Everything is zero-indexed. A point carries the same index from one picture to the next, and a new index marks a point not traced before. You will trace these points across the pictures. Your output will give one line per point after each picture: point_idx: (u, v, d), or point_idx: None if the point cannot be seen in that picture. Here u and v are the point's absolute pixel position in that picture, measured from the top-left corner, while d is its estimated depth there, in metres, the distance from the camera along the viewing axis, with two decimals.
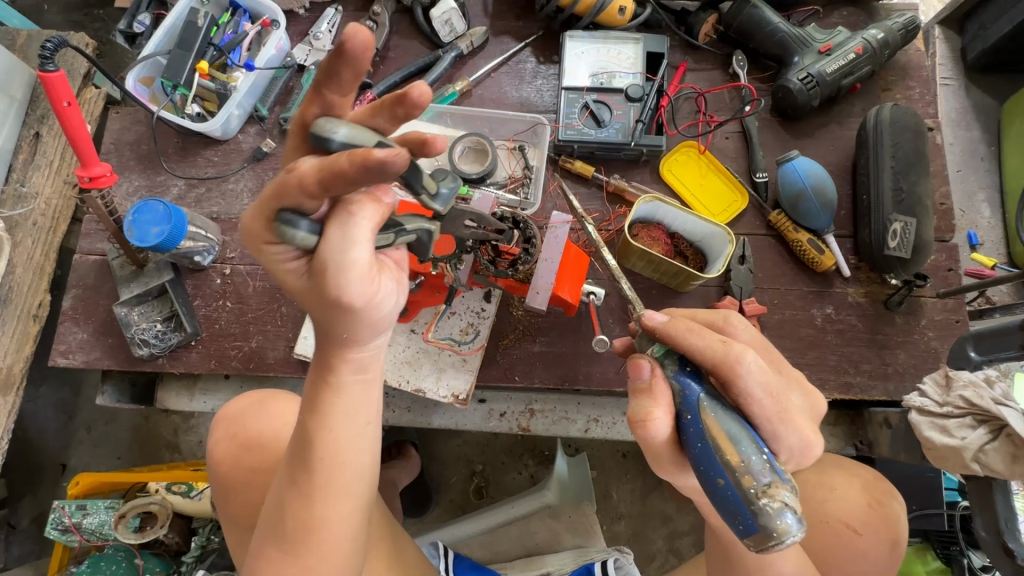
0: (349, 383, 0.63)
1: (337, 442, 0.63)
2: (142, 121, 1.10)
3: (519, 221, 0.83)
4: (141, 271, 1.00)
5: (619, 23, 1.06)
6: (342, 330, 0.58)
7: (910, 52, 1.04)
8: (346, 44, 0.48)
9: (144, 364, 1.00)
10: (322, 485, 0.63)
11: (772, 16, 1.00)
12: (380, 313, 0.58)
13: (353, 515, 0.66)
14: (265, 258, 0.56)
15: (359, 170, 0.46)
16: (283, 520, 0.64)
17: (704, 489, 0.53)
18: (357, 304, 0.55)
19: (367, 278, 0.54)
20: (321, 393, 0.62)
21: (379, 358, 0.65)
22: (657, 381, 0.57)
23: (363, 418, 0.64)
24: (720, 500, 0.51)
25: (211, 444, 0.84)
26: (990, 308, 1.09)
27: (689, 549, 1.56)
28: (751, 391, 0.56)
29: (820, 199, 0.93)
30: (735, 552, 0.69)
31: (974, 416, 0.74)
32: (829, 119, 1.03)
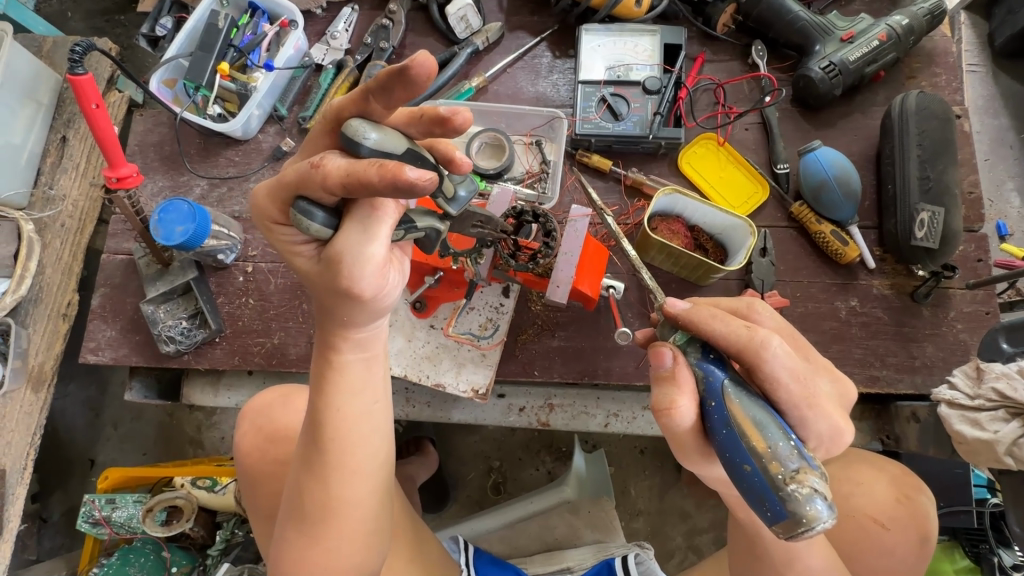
0: (353, 362, 0.64)
1: (347, 421, 0.63)
2: (165, 122, 1.13)
3: (538, 216, 0.81)
4: (167, 269, 1.02)
5: (635, 15, 1.05)
6: (348, 317, 0.60)
7: (936, 38, 1.02)
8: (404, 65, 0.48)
9: (170, 361, 1.02)
10: (334, 465, 0.64)
11: (792, 5, 0.99)
12: (385, 303, 0.60)
13: (371, 497, 0.66)
14: (279, 239, 0.59)
15: (386, 185, 0.47)
16: (303, 504, 0.65)
17: (730, 476, 0.53)
18: (366, 296, 0.57)
19: (377, 273, 0.55)
20: (327, 373, 0.63)
21: (380, 337, 0.65)
22: (681, 368, 0.56)
23: (369, 399, 0.65)
24: (748, 487, 0.51)
25: (236, 439, 0.85)
26: (1022, 300, 1.06)
27: (708, 546, 1.55)
28: (777, 375, 0.55)
29: (843, 189, 0.91)
30: (760, 546, 0.67)
31: (1007, 409, 0.72)
32: (852, 109, 1.01)
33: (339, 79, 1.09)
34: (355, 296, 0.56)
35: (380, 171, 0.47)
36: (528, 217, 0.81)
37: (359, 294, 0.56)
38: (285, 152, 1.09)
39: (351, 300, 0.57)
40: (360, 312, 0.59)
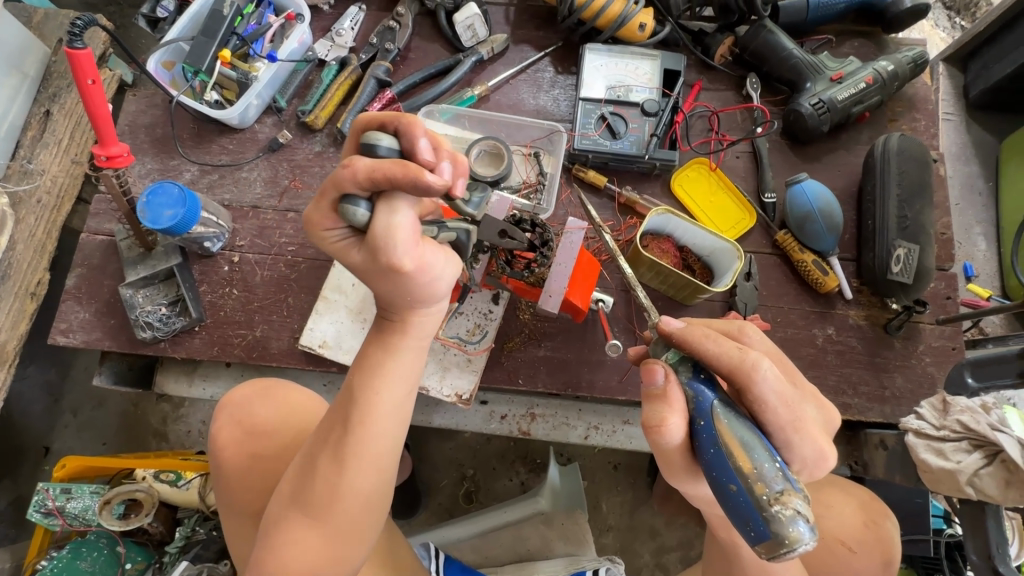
0: (402, 350, 0.70)
1: (380, 407, 0.68)
2: (159, 105, 1.11)
3: (536, 224, 0.82)
4: (150, 253, 1.01)
5: (639, 39, 1.08)
6: (399, 295, 0.65)
7: (917, 85, 1.08)
8: (419, 137, 0.59)
9: (146, 348, 0.99)
10: (356, 451, 0.67)
11: (786, 42, 1.03)
12: (427, 278, 0.64)
13: (376, 488, 0.69)
14: (324, 244, 0.65)
15: (406, 182, 0.55)
16: (312, 484, 0.67)
17: (714, 494, 0.54)
18: (407, 272, 0.61)
19: (410, 246, 0.60)
20: (380, 358, 0.69)
21: (431, 326, 0.71)
22: (672, 386, 0.57)
23: (403, 389, 0.70)
24: (733, 507, 0.52)
25: (211, 432, 0.82)
26: (983, 338, 1.12)
27: (675, 564, 1.58)
28: (766, 398, 0.57)
29: (826, 222, 0.95)
30: (737, 563, 0.69)
31: (970, 441, 0.75)
32: (837, 146, 1.05)
33: (342, 76, 1.09)
34: (394, 268, 0.61)
35: (399, 176, 0.55)
36: (526, 226, 0.82)
37: (398, 267, 0.60)
38: (282, 144, 1.09)
39: (397, 275, 0.62)
40: (405, 287, 0.64)
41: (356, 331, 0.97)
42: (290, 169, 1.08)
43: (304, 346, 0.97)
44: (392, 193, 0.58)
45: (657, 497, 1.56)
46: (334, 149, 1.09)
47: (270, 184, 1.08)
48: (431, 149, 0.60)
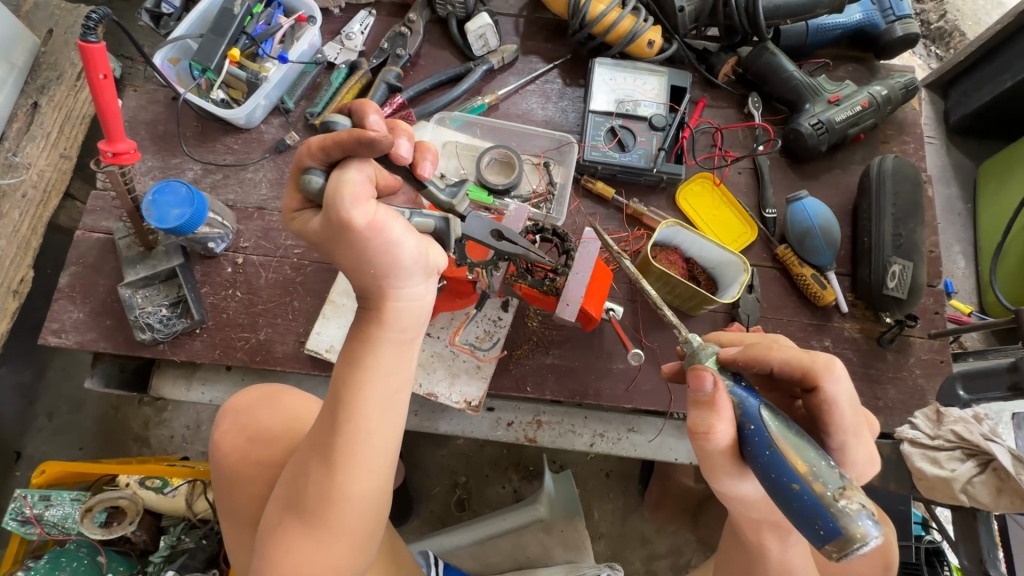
0: (390, 340, 0.61)
1: (367, 403, 0.60)
2: (161, 101, 1.09)
3: (557, 234, 0.86)
4: (150, 253, 0.98)
5: (646, 55, 1.11)
6: (362, 263, 0.57)
7: (907, 110, 1.13)
8: (372, 115, 0.56)
9: (143, 350, 0.96)
10: (344, 453, 0.59)
11: (787, 65, 1.07)
12: (383, 241, 0.56)
13: (373, 494, 0.61)
14: (296, 227, 0.61)
15: (356, 143, 0.53)
16: (302, 491, 0.60)
17: (772, 495, 0.55)
18: (358, 225, 0.54)
19: (363, 202, 0.54)
20: (361, 350, 0.61)
21: (422, 308, 0.62)
22: (721, 396, 0.58)
23: (393, 382, 0.61)
24: (796, 507, 0.52)
25: (214, 439, 0.80)
26: (964, 352, 1.17)
27: (665, 572, 1.60)
28: (836, 399, 0.61)
29: (826, 238, 0.99)
30: (760, 565, 0.70)
31: (963, 450, 0.79)
32: (833, 165, 1.09)
33: (352, 79, 1.09)
34: (344, 226, 0.53)
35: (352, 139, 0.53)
36: (546, 235, 0.87)
37: (347, 223, 0.54)
38: (289, 146, 1.08)
39: (352, 239, 0.55)
40: (362, 250, 0.56)
41: None
42: None
43: (311, 350, 0.96)
44: (346, 159, 0.55)
45: (648, 505, 1.58)
46: None
47: (276, 185, 1.07)
48: (385, 123, 0.57)
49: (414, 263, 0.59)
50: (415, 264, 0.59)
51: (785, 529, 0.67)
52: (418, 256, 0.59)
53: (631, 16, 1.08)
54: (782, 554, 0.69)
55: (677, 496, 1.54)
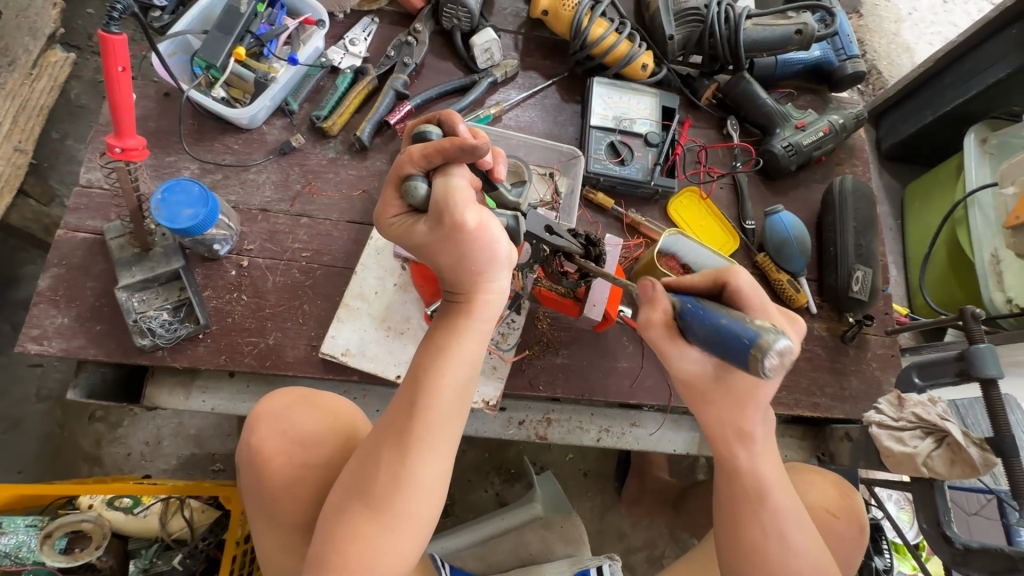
0: (468, 335, 0.71)
1: (443, 390, 0.68)
2: (152, 97, 1.04)
3: (591, 240, 0.84)
4: (146, 254, 0.93)
5: (640, 77, 1.20)
6: (460, 261, 0.67)
7: (856, 137, 1.29)
8: (460, 124, 0.70)
9: (141, 356, 0.91)
10: (419, 437, 0.66)
11: (762, 92, 1.20)
12: (487, 239, 0.66)
13: (438, 481, 0.68)
14: (394, 231, 0.70)
15: (457, 150, 0.62)
16: (374, 476, 0.66)
17: (710, 347, 0.60)
18: (469, 226, 0.64)
19: (470, 201, 0.64)
20: (446, 339, 0.70)
21: (495, 307, 0.72)
22: (659, 294, 0.70)
23: (466, 373, 0.70)
24: (726, 340, 0.57)
25: (252, 445, 0.78)
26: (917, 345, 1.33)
27: (641, 564, 1.68)
28: (747, 289, 0.70)
29: (800, 247, 1.11)
30: (736, 481, 0.78)
31: (923, 429, 0.92)
32: (798, 183, 1.23)
33: (359, 84, 1.09)
34: (458, 227, 0.63)
35: (453, 146, 0.62)
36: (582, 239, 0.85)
37: (461, 223, 0.63)
38: (293, 148, 1.06)
39: (462, 237, 0.65)
40: (467, 249, 0.66)
41: (380, 339, 0.97)
42: (303, 174, 1.06)
43: (326, 354, 0.95)
44: (447, 165, 0.64)
45: (626, 501, 1.65)
46: (349, 156, 1.08)
47: (280, 187, 1.04)
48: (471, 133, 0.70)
49: (504, 260, 0.69)
50: (505, 261, 0.70)
51: (747, 437, 0.77)
52: (508, 255, 0.70)
53: (627, 41, 1.17)
54: (752, 463, 0.77)
55: (655, 490, 1.60)
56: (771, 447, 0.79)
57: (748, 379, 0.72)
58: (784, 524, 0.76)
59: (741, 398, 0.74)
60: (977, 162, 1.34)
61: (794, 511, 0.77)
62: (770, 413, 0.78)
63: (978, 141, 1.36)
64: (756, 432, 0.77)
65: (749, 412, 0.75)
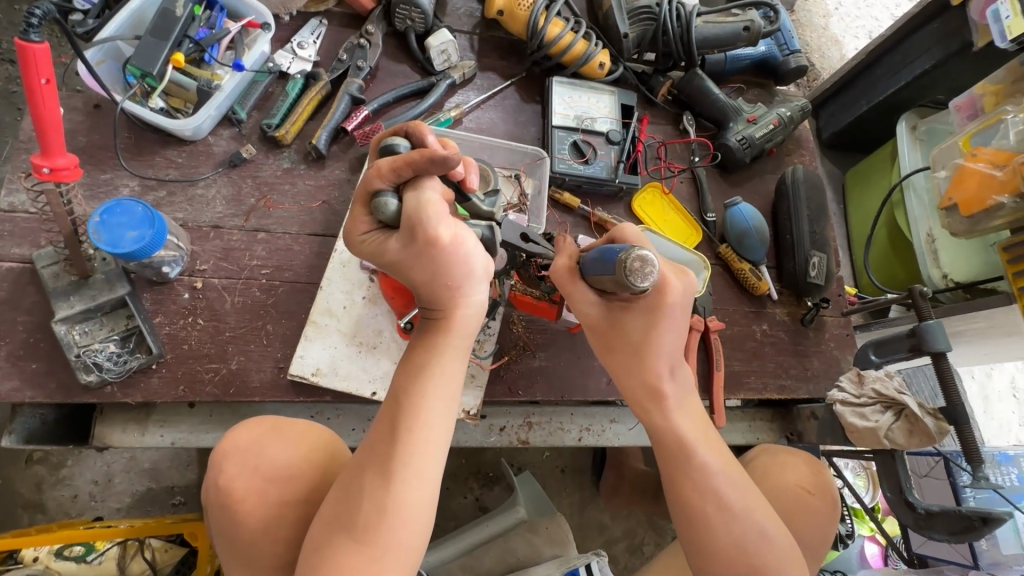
0: (449, 353, 0.69)
1: (426, 411, 0.66)
2: (80, 109, 0.96)
3: (551, 239, 0.92)
4: (86, 282, 0.85)
5: (598, 76, 1.20)
6: (437, 276, 0.66)
7: (802, 128, 1.35)
8: (428, 135, 0.68)
9: (88, 394, 0.84)
10: (403, 461, 0.64)
11: (714, 88, 1.23)
12: (462, 253, 0.65)
13: (426, 507, 0.65)
14: (366, 247, 0.68)
15: (427, 163, 0.60)
16: (358, 505, 0.63)
17: (598, 272, 0.75)
18: (444, 239, 0.63)
19: (443, 215, 0.62)
20: (426, 357, 0.69)
21: (475, 323, 0.71)
22: (566, 243, 0.85)
23: (449, 392, 0.68)
24: (607, 258, 0.72)
25: (219, 485, 0.73)
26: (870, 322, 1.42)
27: (623, 554, 1.70)
28: (635, 239, 0.85)
29: (760, 236, 1.15)
30: (656, 439, 0.81)
31: (882, 403, 0.98)
32: (753, 174, 1.27)
33: (311, 90, 1.04)
34: (432, 241, 0.62)
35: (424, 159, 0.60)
36: (556, 242, 0.89)
37: (435, 237, 0.62)
38: (244, 159, 1.00)
39: (437, 250, 0.63)
40: (443, 262, 0.65)
41: (351, 356, 0.93)
42: (256, 187, 1.00)
43: (295, 376, 0.90)
44: (418, 178, 0.62)
45: (604, 494, 1.67)
46: (305, 166, 1.03)
47: (232, 202, 0.98)
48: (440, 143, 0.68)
49: (481, 272, 0.69)
50: (482, 273, 0.70)
51: (660, 392, 0.81)
52: (486, 267, 0.70)
53: (583, 40, 1.17)
54: (669, 423, 0.81)
55: (632, 481, 1.62)
56: (690, 406, 0.82)
57: (637, 321, 0.82)
58: (717, 485, 0.76)
59: (637, 345, 0.82)
60: (910, 147, 1.43)
61: (723, 468, 0.78)
62: (677, 369, 0.83)
63: (910, 127, 1.45)
64: (667, 388, 0.81)
65: (648, 357, 0.81)
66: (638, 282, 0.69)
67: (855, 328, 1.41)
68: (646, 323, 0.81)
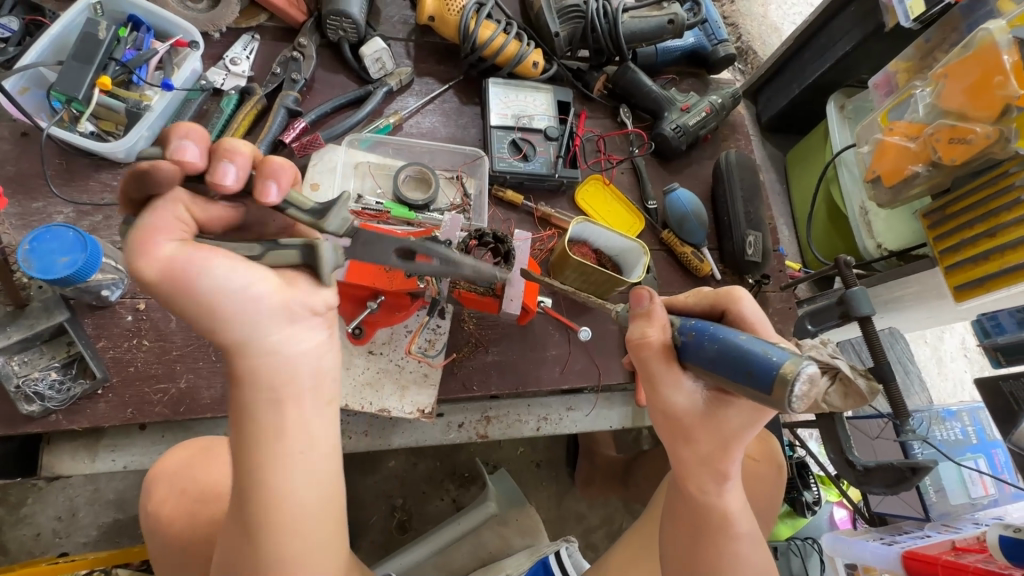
0: (269, 404, 0.57)
1: (273, 470, 0.57)
2: (8, 139, 0.95)
3: (498, 238, 0.89)
4: (21, 312, 0.84)
5: (533, 75, 1.23)
6: (198, 323, 0.53)
7: (736, 113, 1.40)
8: (181, 139, 0.51)
9: (31, 425, 0.83)
10: (262, 525, 0.56)
11: (647, 80, 1.26)
12: (194, 290, 0.50)
13: (314, 556, 0.59)
14: None
15: (156, 179, 0.50)
16: (235, 570, 0.58)
17: (721, 365, 0.60)
18: (150, 276, 0.49)
19: (153, 242, 0.49)
20: (245, 417, 0.57)
21: (295, 361, 0.57)
22: (655, 307, 0.69)
23: (297, 441, 0.58)
24: (747, 356, 0.57)
25: (152, 508, 0.78)
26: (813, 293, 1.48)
27: (602, 541, 1.74)
28: (746, 316, 0.72)
29: (698, 220, 1.19)
30: (699, 514, 0.72)
31: None
32: (691, 161, 1.32)
33: (246, 104, 1.04)
34: (141, 281, 0.49)
35: (145, 172, 0.51)
36: (488, 240, 0.89)
37: (138, 275, 0.49)
38: None
39: (166, 295, 0.50)
40: (179, 303, 0.51)
41: None
42: None
43: None
44: (152, 199, 0.52)
45: (579, 484, 1.70)
46: None
47: None
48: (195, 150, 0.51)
49: (251, 307, 0.53)
50: (259, 311, 0.53)
51: (723, 475, 0.69)
52: (253, 300, 0.53)
53: (515, 41, 1.20)
54: (721, 501, 0.71)
55: (604, 468, 1.65)
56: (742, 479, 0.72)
57: (738, 417, 0.66)
58: (742, 550, 0.72)
59: (725, 438, 0.67)
60: (839, 126, 1.51)
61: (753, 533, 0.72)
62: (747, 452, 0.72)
63: (838, 107, 1.54)
64: (733, 470, 0.69)
65: (731, 454, 0.67)
66: (789, 408, 0.54)
67: (799, 301, 1.46)
68: (749, 415, 0.66)
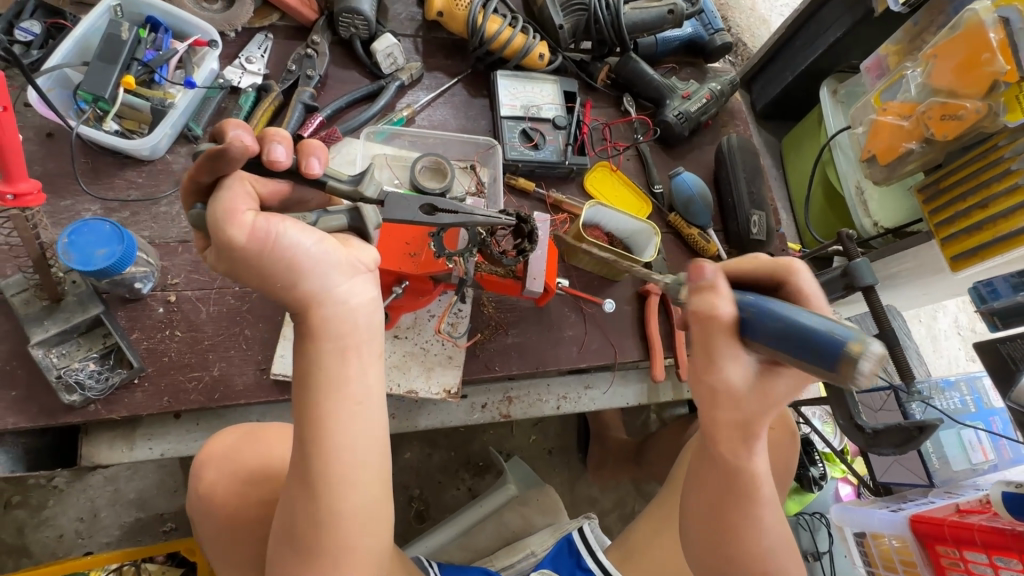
0: (330, 353, 0.62)
1: (333, 421, 0.61)
2: (34, 139, 0.97)
3: (521, 217, 0.88)
4: (57, 306, 0.86)
5: (538, 67, 1.27)
6: (272, 281, 0.60)
7: (734, 99, 1.45)
8: (233, 129, 0.59)
9: (71, 415, 0.85)
10: (324, 475, 0.60)
11: (648, 69, 1.30)
12: (277, 249, 0.58)
13: (366, 509, 0.63)
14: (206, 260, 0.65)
15: (215, 160, 0.55)
16: (294, 521, 0.61)
17: (786, 347, 0.54)
18: (239, 241, 0.56)
19: (238, 214, 0.56)
20: (309, 368, 0.62)
21: (354, 316, 0.63)
22: (720, 280, 0.59)
23: (354, 395, 0.62)
24: (819, 340, 0.52)
25: (202, 489, 0.81)
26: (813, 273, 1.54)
27: (616, 524, 1.77)
28: (805, 289, 0.63)
29: (704, 202, 1.23)
30: (728, 478, 0.66)
31: None
32: (692, 146, 1.36)
33: (264, 102, 1.07)
34: (230, 246, 0.56)
35: (218, 153, 0.55)
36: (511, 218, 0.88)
37: (231, 242, 0.56)
38: None
39: (250, 257, 0.57)
40: (260, 262, 0.58)
41: None
42: None
43: (278, 375, 0.94)
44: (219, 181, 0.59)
45: (591, 469, 1.73)
46: None
47: None
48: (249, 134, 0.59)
49: (321, 262, 0.60)
50: (327, 264, 0.61)
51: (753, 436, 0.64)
52: (320, 254, 0.60)
53: (521, 34, 1.23)
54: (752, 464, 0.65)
55: (616, 451, 1.69)
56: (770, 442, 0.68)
57: (787, 387, 0.60)
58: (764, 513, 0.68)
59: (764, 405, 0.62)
60: (833, 110, 1.56)
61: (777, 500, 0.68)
62: None
63: (831, 92, 1.58)
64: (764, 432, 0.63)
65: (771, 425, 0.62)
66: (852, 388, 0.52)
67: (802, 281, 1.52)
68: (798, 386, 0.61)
